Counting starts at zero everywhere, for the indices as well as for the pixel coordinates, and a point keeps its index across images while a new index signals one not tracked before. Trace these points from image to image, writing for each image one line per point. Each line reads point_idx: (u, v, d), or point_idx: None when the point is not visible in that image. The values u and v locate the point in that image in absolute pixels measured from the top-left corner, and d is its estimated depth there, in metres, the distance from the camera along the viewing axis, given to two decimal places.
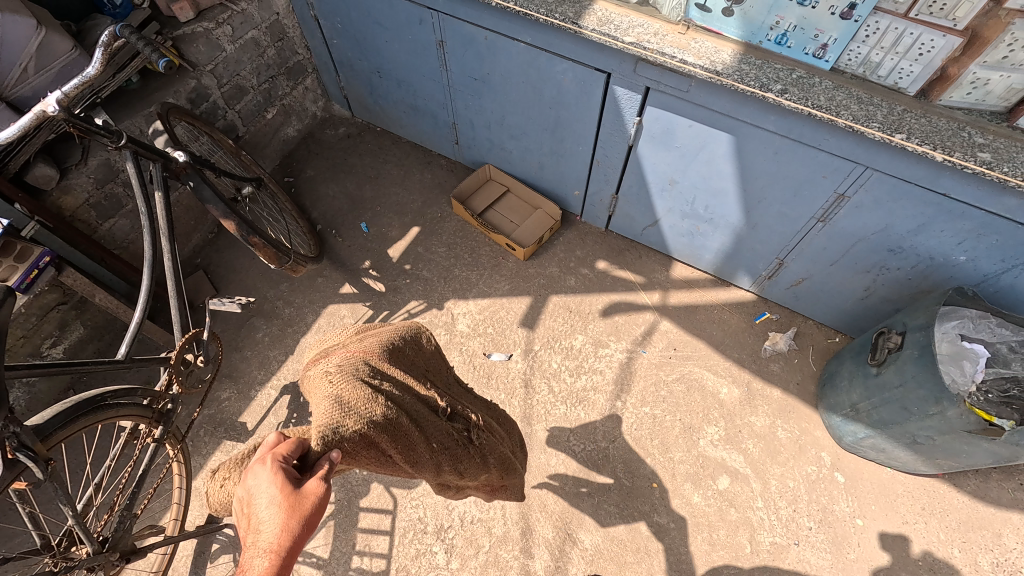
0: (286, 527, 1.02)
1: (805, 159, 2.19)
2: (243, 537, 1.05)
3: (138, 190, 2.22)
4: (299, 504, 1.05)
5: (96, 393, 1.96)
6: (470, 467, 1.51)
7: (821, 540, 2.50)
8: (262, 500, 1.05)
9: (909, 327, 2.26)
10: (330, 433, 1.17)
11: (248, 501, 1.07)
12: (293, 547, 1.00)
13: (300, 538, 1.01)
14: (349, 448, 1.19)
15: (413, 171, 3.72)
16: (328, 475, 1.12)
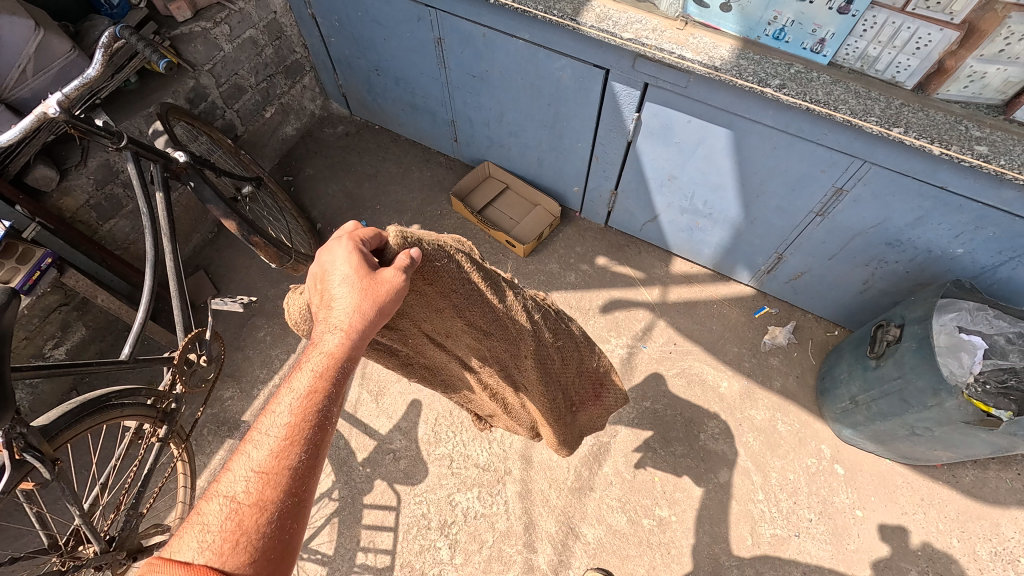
0: (361, 307, 1.12)
1: (803, 153, 2.20)
2: (320, 305, 1.18)
3: (138, 191, 2.22)
4: (372, 289, 1.13)
5: (100, 394, 1.97)
6: (558, 337, 1.64)
7: (821, 531, 2.52)
8: (338, 276, 1.15)
9: (908, 320, 2.28)
10: (408, 234, 1.20)
11: (324, 273, 1.19)
12: (363, 327, 1.13)
13: (372, 319, 1.13)
14: (436, 257, 1.21)
15: (413, 169, 3.72)
16: (406, 267, 1.15)
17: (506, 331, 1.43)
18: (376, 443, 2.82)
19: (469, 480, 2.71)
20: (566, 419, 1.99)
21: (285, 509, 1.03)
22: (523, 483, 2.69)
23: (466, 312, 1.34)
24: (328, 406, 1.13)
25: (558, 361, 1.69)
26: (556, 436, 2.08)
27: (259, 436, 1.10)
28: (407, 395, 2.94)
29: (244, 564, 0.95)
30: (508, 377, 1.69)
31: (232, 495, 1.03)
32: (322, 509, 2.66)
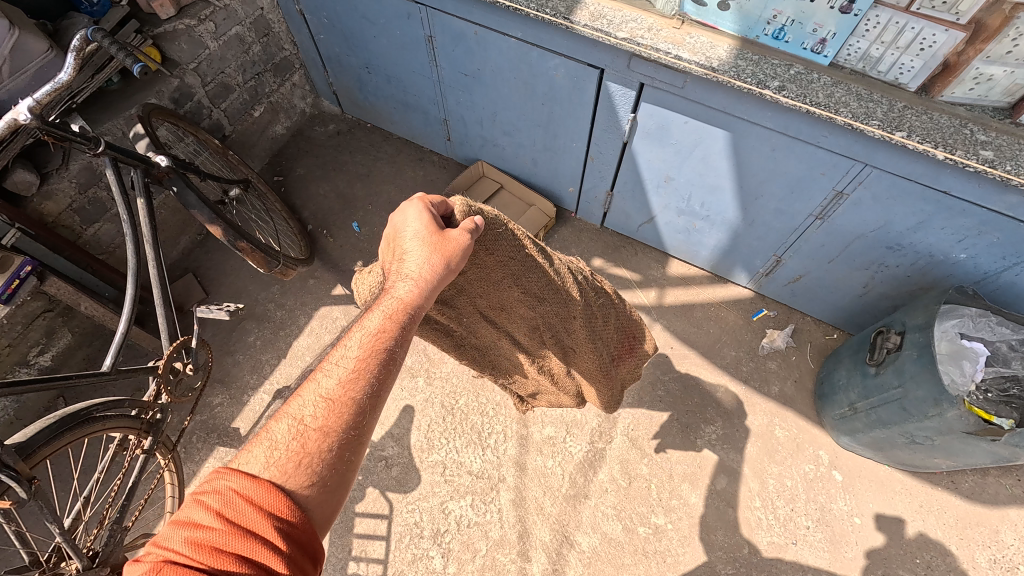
0: (431, 261, 1.22)
1: (803, 156, 2.14)
2: (393, 259, 1.30)
3: (118, 197, 2.16)
4: (442, 245, 1.23)
5: (82, 407, 1.93)
6: (598, 296, 1.73)
7: (819, 539, 2.49)
8: (411, 234, 1.27)
9: (909, 327, 2.24)
10: (471, 205, 1.32)
11: (397, 234, 1.31)
12: (432, 281, 1.22)
13: (439, 272, 1.22)
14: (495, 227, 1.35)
15: (405, 168, 3.65)
16: (471, 232, 1.26)
17: (559, 293, 1.53)
18: (368, 450, 2.77)
19: (462, 488, 2.67)
20: (614, 377, 1.97)
21: (344, 439, 1.15)
22: (517, 490, 2.66)
23: (520, 278, 1.45)
24: (395, 350, 1.23)
25: (600, 320, 1.75)
26: (610, 394, 2.05)
27: (329, 370, 1.22)
28: (399, 401, 2.89)
29: (305, 481, 1.07)
30: (560, 344, 1.75)
31: (302, 416, 1.17)
32: None
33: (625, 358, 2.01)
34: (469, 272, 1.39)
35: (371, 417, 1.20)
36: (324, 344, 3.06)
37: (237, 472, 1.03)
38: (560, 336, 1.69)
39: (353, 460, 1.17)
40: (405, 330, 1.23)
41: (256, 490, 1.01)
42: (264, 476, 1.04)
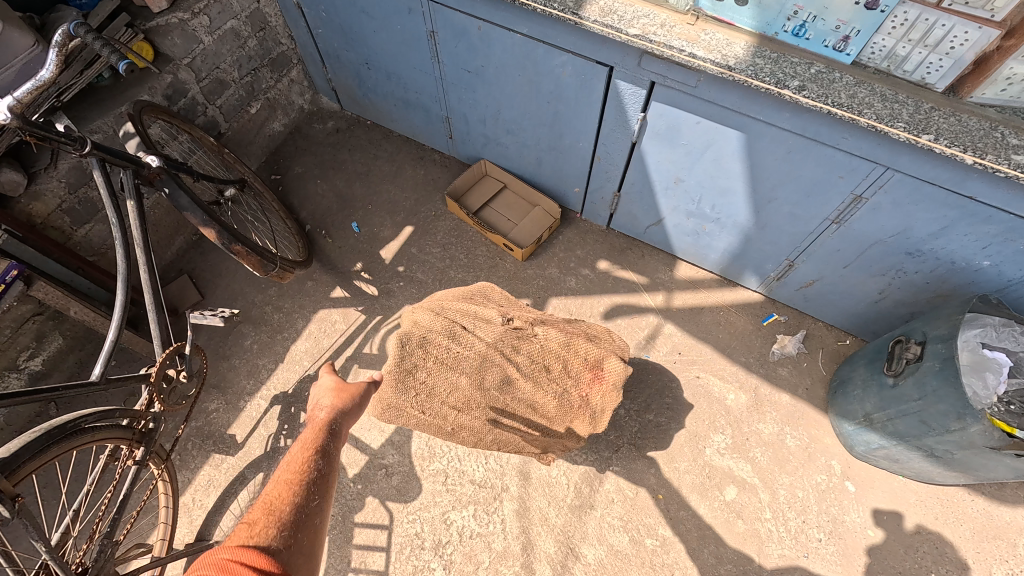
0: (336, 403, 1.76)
1: (821, 159, 2.05)
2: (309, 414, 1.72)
3: (107, 199, 2.08)
4: (344, 390, 1.84)
5: (70, 419, 1.84)
6: (536, 351, 2.25)
7: (831, 552, 2.42)
8: (324, 383, 1.86)
9: (930, 337, 2.15)
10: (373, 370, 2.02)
11: (313, 398, 1.81)
12: (344, 411, 1.73)
13: (351, 406, 1.77)
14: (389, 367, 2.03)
15: (406, 167, 3.56)
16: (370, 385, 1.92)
17: (482, 364, 2.18)
18: (368, 458, 2.70)
19: (464, 497, 2.60)
20: (586, 408, 2.32)
21: (304, 513, 1.33)
22: (521, 501, 2.59)
23: (455, 354, 2.16)
24: (327, 444, 1.57)
25: (545, 373, 2.25)
26: (592, 427, 2.35)
27: (278, 471, 1.45)
28: None
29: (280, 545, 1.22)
30: (516, 398, 2.26)
31: (264, 503, 1.33)
32: None
33: (594, 387, 2.34)
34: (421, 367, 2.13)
35: (323, 494, 1.42)
36: (322, 349, 2.98)
37: (222, 546, 1.12)
38: (508, 397, 2.25)
39: (311, 528, 1.32)
40: (330, 435, 1.61)
41: (243, 554, 1.09)
42: (245, 543, 1.17)
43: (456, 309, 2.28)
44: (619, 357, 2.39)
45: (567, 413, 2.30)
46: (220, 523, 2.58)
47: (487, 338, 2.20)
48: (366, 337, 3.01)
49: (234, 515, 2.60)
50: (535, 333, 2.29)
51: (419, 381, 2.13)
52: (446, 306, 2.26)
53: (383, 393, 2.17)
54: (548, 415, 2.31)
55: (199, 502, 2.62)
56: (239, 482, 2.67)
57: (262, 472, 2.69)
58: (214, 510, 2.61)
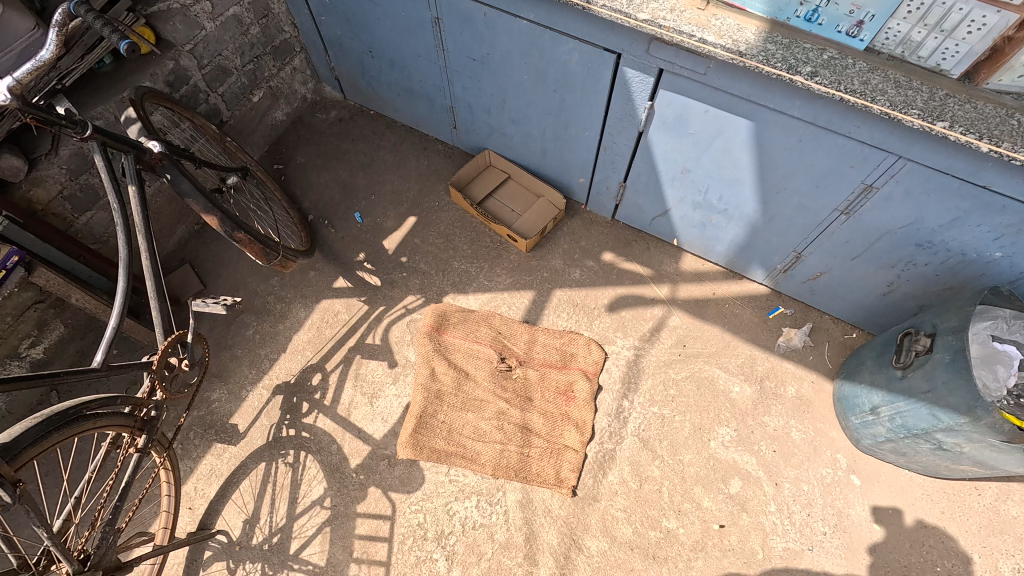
0: None
1: (832, 148, 2.02)
2: None
3: (108, 184, 2.05)
4: None
5: (73, 405, 1.83)
6: (528, 377, 2.84)
7: (835, 545, 2.41)
8: None
9: (939, 330, 2.13)
10: None
11: None
12: None
13: None
14: None
15: (409, 157, 3.53)
16: None
17: (493, 391, 2.80)
18: (371, 448, 2.69)
19: (467, 488, 2.59)
20: (568, 426, 2.70)
21: None
22: (524, 492, 2.57)
23: (467, 399, 2.78)
24: None
25: (534, 392, 2.81)
26: (581, 436, 2.67)
27: None
28: (402, 398, 2.80)
29: None
30: (517, 418, 2.74)
31: None
32: (313, 518, 2.55)
33: (571, 405, 2.76)
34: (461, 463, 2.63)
35: None
36: (325, 339, 2.97)
37: None
38: (514, 420, 2.73)
39: None
40: None
41: None
42: None
43: (458, 353, 2.89)
44: (586, 376, 2.80)
45: (555, 429, 2.70)
46: (222, 513, 2.58)
47: (486, 371, 2.84)
48: (369, 327, 2.99)
49: (236, 504, 2.59)
50: (520, 373, 2.84)
51: (439, 421, 2.71)
52: (451, 352, 2.89)
53: (410, 430, 2.68)
54: (544, 436, 2.69)
55: (201, 491, 2.62)
56: (241, 472, 2.66)
57: (264, 461, 2.68)
58: (216, 499, 2.60)
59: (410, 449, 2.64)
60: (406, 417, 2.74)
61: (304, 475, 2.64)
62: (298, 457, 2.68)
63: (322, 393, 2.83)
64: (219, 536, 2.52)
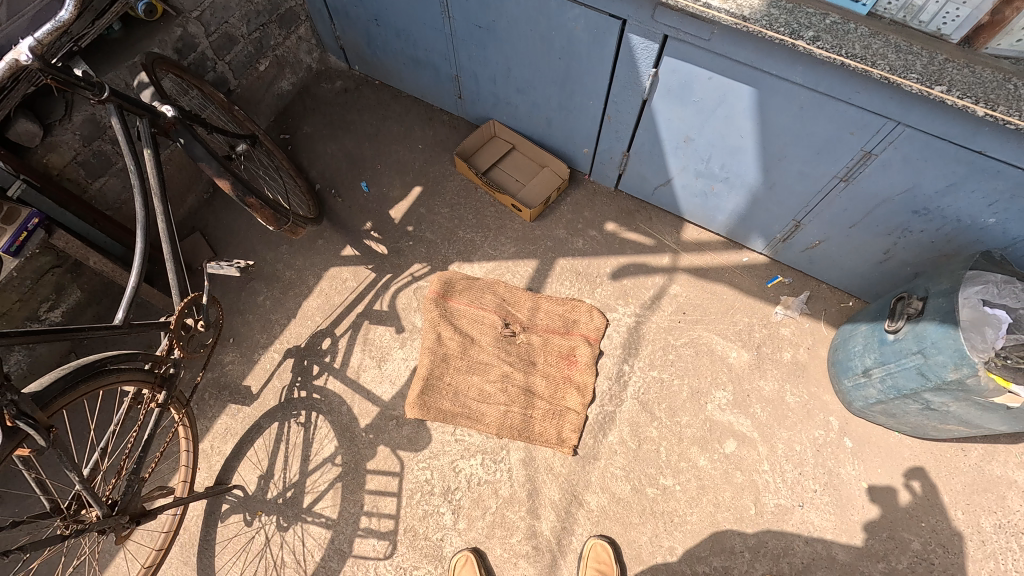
0: None
1: (832, 115, 2.06)
2: None
3: (125, 147, 2.10)
4: None
5: (96, 358, 1.90)
6: (530, 343, 2.92)
7: (825, 502, 2.52)
8: None
9: (931, 293, 2.20)
10: None
11: None
12: None
13: None
14: None
15: (415, 127, 3.55)
16: None
17: (497, 354, 2.89)
18: (379, 409, 2.79)
19: (473, 447, 2.69)
20: (569, 388, 2.80)
21: None
22: (527, 451, 2.68)
23: (472, 362, 2.87)
24: None
25: (537, 356, 2.89)
26: (583, 398, 2.76)
27: None
28: (409, 361, 2.89)
29: None
30: (520, 381, 2.83)
31: None
32: (325, 474, 2.66)
33: (572, 369, 2.84)
34: (467, 425, 2.73)
35: None
36: (334, 305, 3.04)
37: None
38: (517, 382, 2.82)
39: None
40: None
41: None
42: None
43: (463, 319, 2.96)
44: (587, 342, 2.88)
45: (557, 390, 2.80)
46: (238, 469, 2.69)
47: (489, 336, 2.93)
48: (377, 294, 3.06)
49: (251, 461, 2.71)
50: (523, 338, 2.92)
51: (445, 383, 2.80)
52: (456, 318, 2.97)
53: (416, 391, 2.78)
54: (545, 397, 2.79)
55: (217, 449, 2.73)
56: (255, 431, 2.77)
57: (277, 421, 2.78)
58: (231, 457, 2.72)
59: (417, 409, 2.74)
60: (413, 379, 2.83)
61: (316, 434, 2.75)
62: (310, 417, 2.79)
63: (332, 356, 2.92)
64: (235, 490, 2.64)
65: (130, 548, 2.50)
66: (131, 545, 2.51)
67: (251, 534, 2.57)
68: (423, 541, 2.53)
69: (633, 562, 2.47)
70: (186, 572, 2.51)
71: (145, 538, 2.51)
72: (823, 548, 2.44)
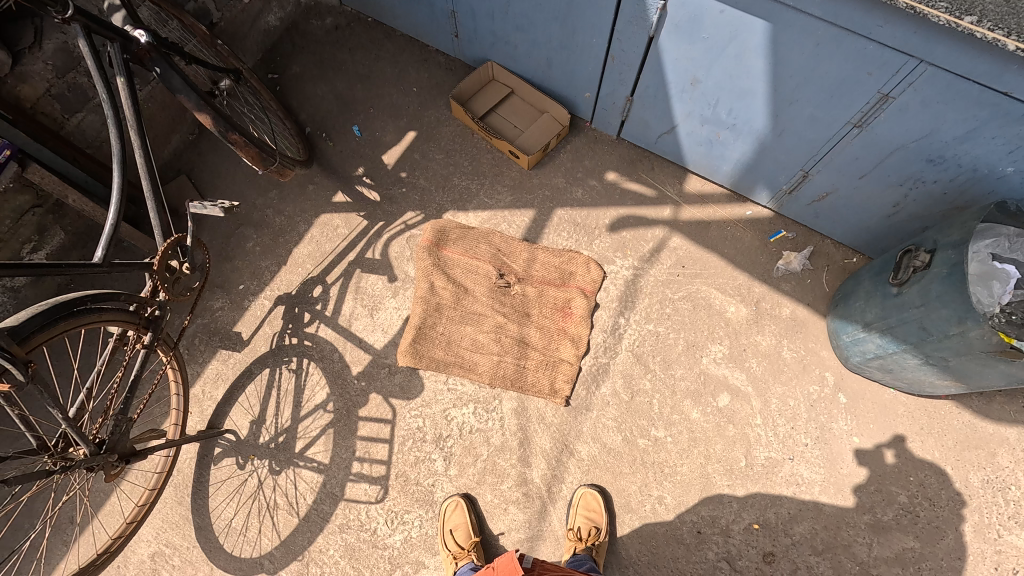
0: None
1: (850, 52, 1.93)
2: None
3: (96, 74, 1.97)
4: None
5: (73, 298, 1.82)
6: (525, 295, 2.86)
7: (815, 456, 2.53)
8: None
9: (940, 245, 2.12)
10: None
11: None
12: None
13: None
14: None
15: (409, 69, 3.38)
16: None
17: (491, 305, 2.83)
18: (371, 357, 2.76)
19: (465, 396, 2.68)
20: (564, 340, 2.76)
21: None
22: (519, 401, 2.67)
23: (466, 312, 2.82)
24: None
25: (533, 308, 2.84)
26: (577, 349, 2.73)
27: None
28: (402, 310, 2.84)
29: None
30: (515, 332, 2.79)
31: None
32: (317, 421, 2.66)
33: (568, 321, 2.80)
34: (461, 373, 2.71)
35: None
36: (325, 253, 2.97)
37: None
38: (512, 333, 2.78)
39: None
40: None
41: None
42: None
43: (457, 269, 2.90)
44: (583, 294, 2.83)
45: (551, 341, 2.76)
46: (229, 414, 2.69)
47: (483, 287, 2.87)
48: (369, 242, 2.99)
49: (243, 407, 2.70)
50: (518, 290, 2.87)
51: (439, 333, 2.77)
52: (450, 267, 2.90)
53: (409, 339, 2.74)
54: (539, 347, 2.76)
55: (209, 394, 2.73)
56: (247, 377, 2.75)
57: (268, 368, 2.76)
58: (223, 402, 2.71)
59: (409, 357, 2.71)
60: (405, 328, 2.79)
61: (308, 381, 2.73)
62: (301, 364, 2.76)
63: (323, 304, 2.87)
64: (227, 434, 2.65)
65: (124, 487, 2.53)
66: (125, 485, 2.54)
67: (244, 476, 2.59)
68: (414, 486, 2.55)
69: (622, 510, 2.50)
70: (181, 512, 2.55)
71: (140, 478, 2.54)
72: (810, 501, 2.47)
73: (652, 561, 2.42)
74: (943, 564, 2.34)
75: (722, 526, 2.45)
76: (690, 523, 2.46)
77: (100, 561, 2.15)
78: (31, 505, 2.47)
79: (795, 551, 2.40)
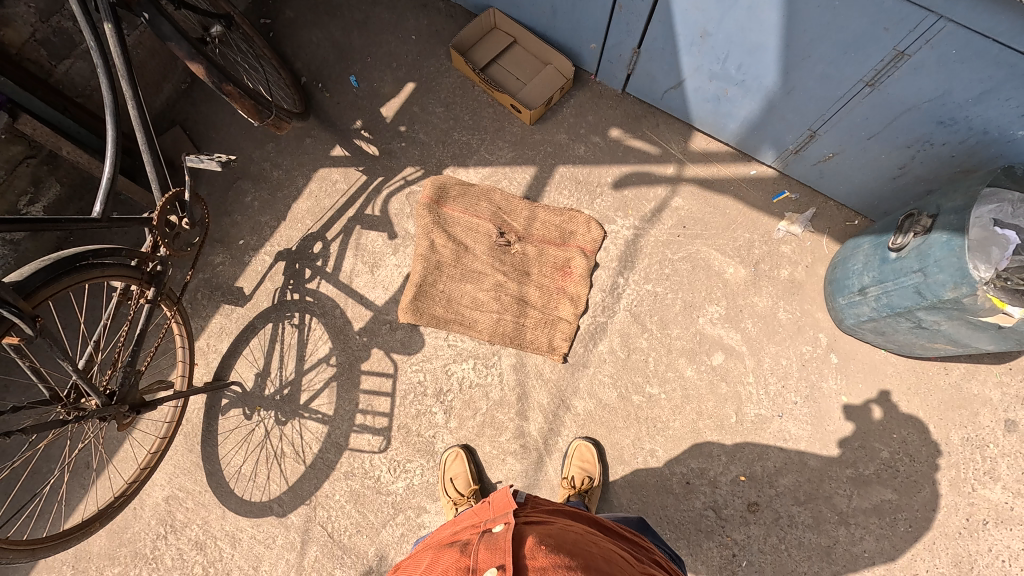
0: None
1: (868, 5, 1.85)
2: None
3: (82, 21, 1.89)
4: None
5: (76, 253, 1.82)
6: (524, 255, 2.86)
7: (804, 413, 2.62)
8: None
9: (943, 210, 2.11)
10: None
11: None
12: None
13: None
14: None
15: (407, 15, 3.23)
16: None
17: (491, 265, 2.84)
18: (373, 314, 2.80)
19: (464, 352, 2.74)
20: (562, 298, 2.79)
21: None
22: (518, 357, 2.73)
23: (465, 271, 2.83)
24: None
25: (532, 267, 2.85)
26: (576, 308, 2.76)
27: None
28: (403, 268, 2.86)
29: None
30: (515, 291, 2.81)
31: None
32: (321, 374, 2.73)
33: (567, 281, 2.82)
34: (461, 329, 2.75)
35: None
36: (324, 209, 2.95)
37: None
38: (513, 293, 2.80)
39: None
40: None
41: None
42: None
43: (457, 227, 2.89)
44: (583, 254, 2.84)
45: (550, 299, 2.80)
46: (235, 365, 2.76)
47: (484, 246, 2.87)
48: (368, 198, 2.96)
49: (247, 359, 2.77)
50: (518, 248, 2.87)
51: (439, 291, 2.79)
52: (450, 225, 2.89)
53: (410, 296, 2.77)
54: (537, 305, 2.79)
55: (213, 347, 2.78)
56: (250, 331, 2.79)
57: (271, 322, 2.80)
58: (228, 354, 2.77)
59: (410, 314, 2.75)
60: (406, 285, 2.81)
61: (310, 336, 2.78)
62: (303, 319, 2.80)
63: (324, 261, 2.87)
64: (233, 386, 2.73)
65: (137, 435, 2.63)
66: (138, 433, 2.64)
67: (251, 426, 2.69)
68: (415, 437, 2.65)
69: (614, 461, 2.60)
70: (192, 458, 2.66)
71: (151, 427, 2.63)
72: (796, 454, 2.57)
73: (641, 509, 2.54)
74: (918, 515, 2.47)
75: (710, 478, 2.57)
76: (680, 474, 2.57)
77: (118, 503, 2.25)
78: (48, 452, 2.57)
79: (778, 501, 2.52)
